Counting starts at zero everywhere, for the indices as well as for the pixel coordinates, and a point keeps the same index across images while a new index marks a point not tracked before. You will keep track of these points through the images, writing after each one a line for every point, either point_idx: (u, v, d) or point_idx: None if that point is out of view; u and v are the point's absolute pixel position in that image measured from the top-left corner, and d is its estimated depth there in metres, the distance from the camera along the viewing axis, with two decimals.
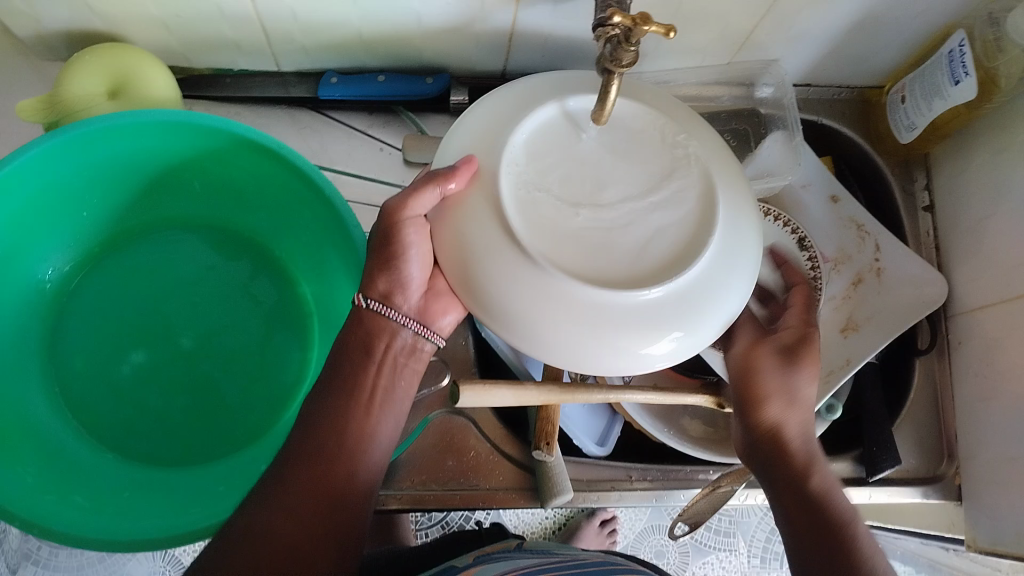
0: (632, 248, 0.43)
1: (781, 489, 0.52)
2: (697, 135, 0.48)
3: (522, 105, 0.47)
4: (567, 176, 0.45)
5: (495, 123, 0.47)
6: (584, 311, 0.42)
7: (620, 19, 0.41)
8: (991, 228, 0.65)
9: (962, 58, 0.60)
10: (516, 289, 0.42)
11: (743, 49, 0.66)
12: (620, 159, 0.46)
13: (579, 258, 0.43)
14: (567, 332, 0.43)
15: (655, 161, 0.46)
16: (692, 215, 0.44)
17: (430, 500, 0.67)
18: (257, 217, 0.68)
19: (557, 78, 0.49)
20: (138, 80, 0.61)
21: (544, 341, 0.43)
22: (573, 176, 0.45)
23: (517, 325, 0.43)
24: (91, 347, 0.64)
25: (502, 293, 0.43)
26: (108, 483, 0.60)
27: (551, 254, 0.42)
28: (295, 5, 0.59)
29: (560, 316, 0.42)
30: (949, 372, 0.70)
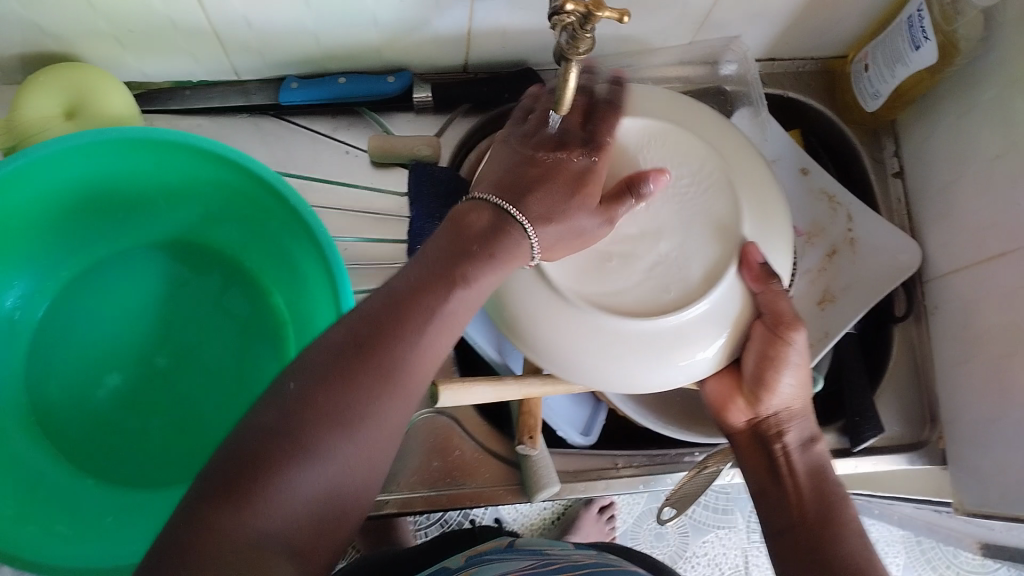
0: (651, 278, 0.49)
1: (787, 493, 0.55)
2: (722, 152, 0.52)
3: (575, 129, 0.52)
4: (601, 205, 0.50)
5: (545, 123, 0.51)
6: (600, 340, 0.48)
7: (574, 6, 0.43)
8: (960, 191, 0.65)
9: (921, 24, 0.60)
10: (546, 325, 0.49)
11: (705, 28, 0.66)
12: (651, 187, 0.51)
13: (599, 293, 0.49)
14: (586, 356, 0.49)
15: (685, 189, 0.51)
16: (710, 240, 0.50)
17: (418, 502, 0.67)
18: (225, 230, 0.67)
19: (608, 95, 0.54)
20: (98, 105, 0.60)
21: (569, 362, 0.50)
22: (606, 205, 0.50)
23: (543, 353, 0.50)
24: (66, 374, 0.63)
25: (529, 317, 0.50)
26: (88, 508, 0.60)
27: (579, 289, 0.49)
28: (248, 14, 0.58)
29: (581, 344, 0.49)
30: (927, 335, 0.70)
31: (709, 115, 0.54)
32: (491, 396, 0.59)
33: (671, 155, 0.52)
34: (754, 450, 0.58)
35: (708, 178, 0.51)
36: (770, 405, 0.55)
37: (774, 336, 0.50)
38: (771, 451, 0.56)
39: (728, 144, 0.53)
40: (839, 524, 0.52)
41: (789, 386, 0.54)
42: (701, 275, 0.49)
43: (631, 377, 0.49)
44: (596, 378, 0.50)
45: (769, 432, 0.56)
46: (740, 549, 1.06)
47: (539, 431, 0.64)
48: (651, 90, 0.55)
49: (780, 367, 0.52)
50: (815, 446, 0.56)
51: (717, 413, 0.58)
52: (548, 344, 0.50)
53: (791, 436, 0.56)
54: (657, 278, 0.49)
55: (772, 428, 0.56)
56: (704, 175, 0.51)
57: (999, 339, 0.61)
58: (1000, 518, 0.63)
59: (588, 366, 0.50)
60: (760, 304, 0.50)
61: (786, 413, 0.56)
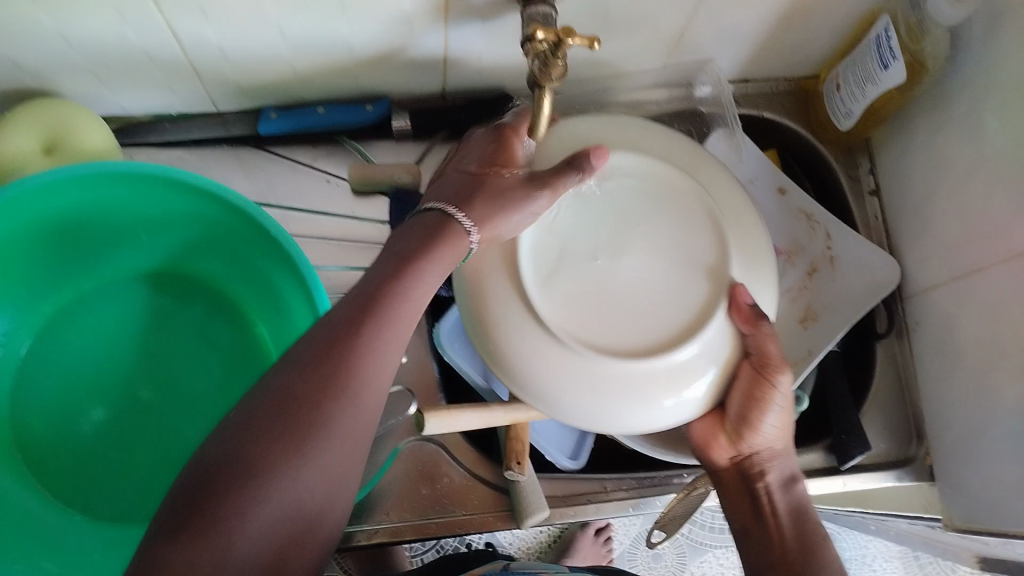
0: (640, 313, 0.47)
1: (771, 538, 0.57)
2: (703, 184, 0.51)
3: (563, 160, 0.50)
4: (587, 239, 0.48)
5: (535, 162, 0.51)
6: (587, 378, 0.47)
7: (544, 35, 0.45)
8: (935, 206, 0.66)
9: (888, 43, 0.61)
10: (531, 361, 0.47)
11: (678, 51, 0.67)
12: (636, 221, 0.49)
13: (587, 329, 0.47)
14: (571, 395, 0.47)
15: (673, 222, 0.50)
16: (701, 277, 0.49)
17: (407, 531, 0.66)
18: (209, 261, 0.67)
19: (592, 127, 0.53)
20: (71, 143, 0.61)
21: (553, 401, 0.48)
22: (591, 238, 0.48)
23: (525, 389, 0.48)
24: (49, 409, 0.62)
25: (511, 354, 0.48)
26: (71, 541, 0.59)
27: (566, 326, 0.47)
28: (224, 46, 0.58)
29: (567, 382, 0.47)
30: (909, 352, 0.70)
31: (693, 152, 0.53)
32: (476, 424, 0.59)
33: (657, 190, 0.50)
34: (736, 488, 0.59)
35: (694, 213, 0.50)
36: (754, 444, 0.56)
37: (758, 378, 0.51)
38: (752, 490, 0.58)
39: (709, 178, 0.52)
40: (823, 565, 0.54)
41: (772, 422, 0.55)
42: (692, 311, 0.48)
43: (625, 409, 0.48)
44: (586, 413, 0.48)
45: (751, 472, 0.58)
46: (738, 568, 1.05)
47: (526, 457, 0.64)
48: (628, 123, 0.54)
49: (763, 407, 0.53)
50: (797, 484, 0.58)
51: (699, 452, 0.58)
52: (533, 379, 0.48)
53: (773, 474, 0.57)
54: (646, 312, 0.47)
55: (756, 467, 0.57)
56: (688, 210, 0.50)
57: (979, 352, 0.61)
58: (988, 532, 0.63)
59: (578, 400, 0.48)
60: (748, 345, 0.50)
61: (769, 451, 0.57)
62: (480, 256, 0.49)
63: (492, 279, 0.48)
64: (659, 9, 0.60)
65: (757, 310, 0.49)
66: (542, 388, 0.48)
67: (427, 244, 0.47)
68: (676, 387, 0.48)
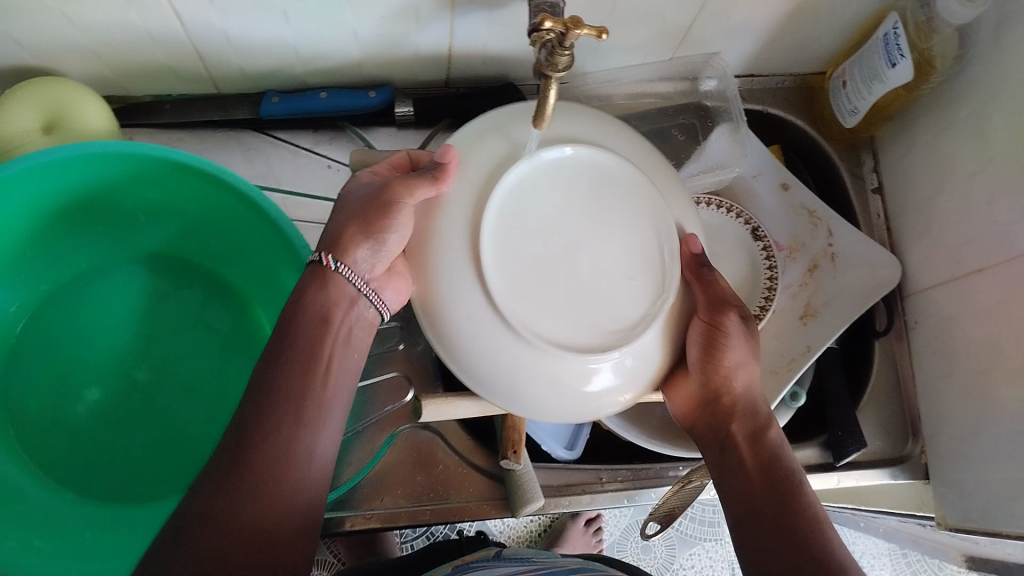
0: (577, 281, 0.45)
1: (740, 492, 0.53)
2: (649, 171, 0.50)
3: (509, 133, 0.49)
4: (529, 205, 0.46)
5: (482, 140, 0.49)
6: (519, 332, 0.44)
7: (552, 25, 0.44)
8: (938, 206, 0.66)
9: (897, 41, 0.60)
10: (466, 312, 0.45)
11: (683, 44, 0.67)
12: (579, 190, 0.47)
13: (520, 289, 0.45)
14: (503, 344, 0.45)
15: (619, 196, 0.48)
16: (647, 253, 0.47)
17: (401, 517, 0.66)
18: (208, 245, 0.67)
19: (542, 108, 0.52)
20: (72, 112, 0.60)
21: (486, 355, 0.46)
22: (533, 204, 0.46)
23: (456, 346, 0.46)
24: (43, 390, 0.62)
25: (448, 306, 0.46)
26: (68, 523, 0.59)
27: (501, 284, 0.45)
28: (228, 29, 0.58)
29: (498, 333, 0.45)
30: (908, 352, 0.70)
31: (617, 136, 0.51)
32: (472, 412, 0.59)
33: (599, 173, 0.48)
34: (708, 440, 0.56)
35: (641, 199, 0.48)
36: (719, 395, 0.54)
37: (714, 329, 0.50)
38: (721, 442, 0.55)
39: (656, 168, 0.51)
40: (792, 509, 0.50)
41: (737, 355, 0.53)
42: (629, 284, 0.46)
43: (582, 394, 0.47)
44: (545, 402, 0.47)
45: (717, 423, 0.55)
46: (726, 561, 1.06)
47: (522, 446, 0.64)
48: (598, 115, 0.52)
49: (719, 363, 0.51)
50: (767, 435, 0.54)
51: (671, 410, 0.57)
52: (483, 370, 0.46)
53: (741, 423, 0.55)
54: (601, 300, 0.46)
55: (722, 413, 0.55)
56: (633, 188, 0.48)
57: (978, 354, 0.62)
58: (981, 533, 0.63)
59: (534, 389, 0.46)
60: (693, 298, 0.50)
61: (733, 398, 0.55)
62: (438, 215, 0.47)
63: (437, 271, 0.46)
64: (667, 2, 0.59)
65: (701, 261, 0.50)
66: (494, 378, 0.46)
67: (314, 285, 0.51)
68: (628, 364, 0.47)
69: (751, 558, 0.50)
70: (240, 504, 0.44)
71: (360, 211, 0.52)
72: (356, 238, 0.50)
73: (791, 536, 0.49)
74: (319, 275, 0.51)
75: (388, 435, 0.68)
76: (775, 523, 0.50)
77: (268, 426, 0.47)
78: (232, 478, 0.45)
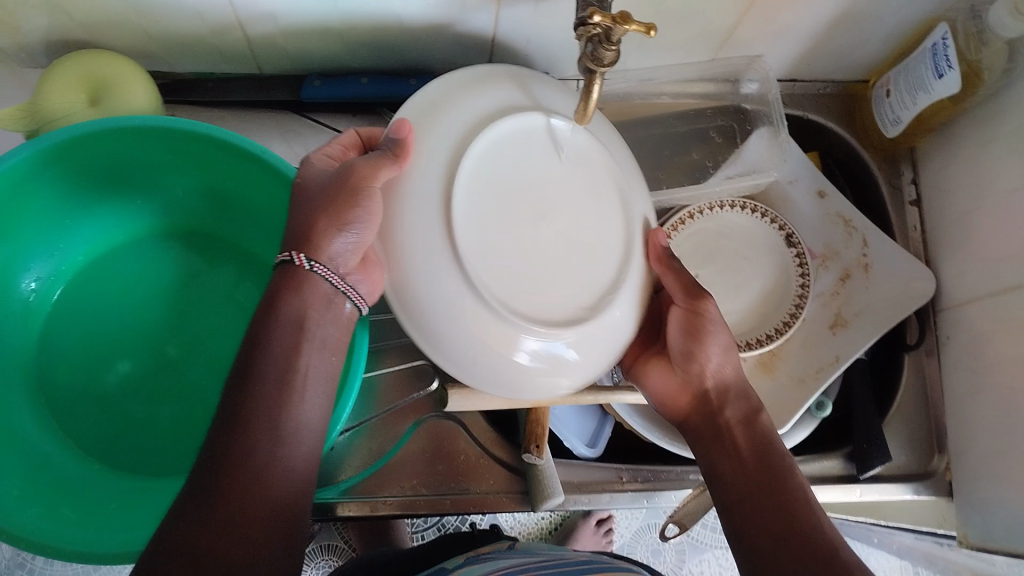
0: (540, 258, 0.46)
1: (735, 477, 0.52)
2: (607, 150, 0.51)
3: (466, 96, 0.48)
4: (496, 179, 0.46)
5: (444, 106, 0.47)
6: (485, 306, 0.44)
7: (600, 19, 0.44)
8: (977, 221, 0.65)
9: (945, 52, 0.60)
10: (433, 288, 0.44)
11: (727, 46, 0.66)
12: (544, 169, 0.48)
13: (487, 263, 0.44)
14: (468, 318, 0.44)
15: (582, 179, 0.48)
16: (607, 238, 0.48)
17: (421, 505, 0.66)
18: (244, 224, 0.67)
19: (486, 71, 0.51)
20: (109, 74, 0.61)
21: (453, 332, 0.45)
22: (500, 178, 0.46)
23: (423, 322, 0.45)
24: (76, 359, 0.63)
25: (418, 280, 0.45)
26: (92, 494, 0.59)
27: (470, 257, 0.44)
28: (276, 10, 0.58)
29: (466, 309, 0.44)
30: (938, 367, 0.70)
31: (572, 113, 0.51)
32: (497, 404, 0.59)
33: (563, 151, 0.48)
34: (700, 428, 0.56)
35: (602, 183, 0.49)
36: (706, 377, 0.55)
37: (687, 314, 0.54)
38: (715, 425, 0.55)
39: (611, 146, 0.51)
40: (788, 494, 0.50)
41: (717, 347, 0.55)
42: (591, 269, 0.47)
43: (539, 373, 0.47)
44: (512, 381, 0.47)
45: (711, 408, 0.55)
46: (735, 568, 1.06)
47: (545, 440, 0.64)
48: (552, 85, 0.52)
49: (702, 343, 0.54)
50: (760, 420, 0.54)
51: (658, 402, 0.58)
52: (452, 348, 0.45)
53: (733, 407, 0.55)
54: (567, 278, 0.46)
55: (715, 400, 0.55)
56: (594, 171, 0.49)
57: (1010, 372, 0.61)
58: (1003, 553, 0.63)
59: (501, 368, 0.46)
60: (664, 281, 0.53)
61: (721, 382, 0.55)
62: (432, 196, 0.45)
63: (403, 249, 0.45)
64: (716, 2, 0.59)
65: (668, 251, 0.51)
66: (463, 356, 0.45)
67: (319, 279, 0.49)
68: (595, 344, 0.47)
69: (743, 535, 0.50)
70: (246, 492, 0.43)
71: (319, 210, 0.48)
72: (329, 232, 0.47)
73: (787, 512, 0.49)
74: (291, 274, 0.48)
75: (412, 423, 0.68)
76: (771, 507, 0.49)
77: (298, 405, 0.47)
78: (236, 459, 0.44)
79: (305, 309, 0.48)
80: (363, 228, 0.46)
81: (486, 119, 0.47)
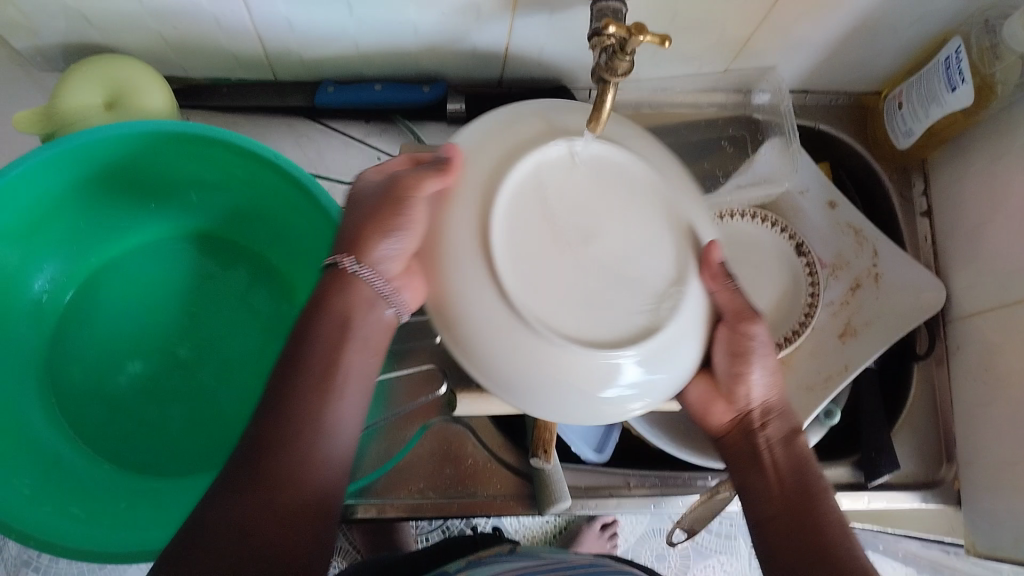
0: (592, 280, 0.43)
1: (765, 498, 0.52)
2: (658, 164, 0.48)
3: (504, 129, 0.46)
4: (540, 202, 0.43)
5: (485, 142, 0.46)
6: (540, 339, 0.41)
7: (616, 29, 0.45)
8: (989, 233, 0.65)
9: (959, 65, 0.60)
10: (485, 322, 0.42)
11: (740, 56, 0.67)
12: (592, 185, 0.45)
13: (536, 294, 0.42)
14: (525, 352, 0.42)
15: (634, 194, 0.45)
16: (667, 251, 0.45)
17: (428, 508, 0.67)
18: (255, 228, 0.68)
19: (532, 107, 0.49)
20: (126, 74, 0.61)
21: (512, 367, 0.42)
22: (545, 202, 0.43)
23: (476, 359, 0.43)
24: (88, 360, 0.63)
25: (470, 317, 0.42)
26: (104, 493, 0.60)
27: (518, 286, 0.41)
28: (292, 17, 0.58)
29: (522, 343, 0.41)
30: (948, 377, 0.70)
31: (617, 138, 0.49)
32: (506, 410, 0.59)
33: (610, 165, 0.46)
34: (739, 449, 0.55)
35: (653, 194, 0.46)
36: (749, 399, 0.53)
37: (735, 336, 0.48)
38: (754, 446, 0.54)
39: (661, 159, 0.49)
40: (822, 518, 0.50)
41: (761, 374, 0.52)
42: (649, 291, 0.43)
43: (611, 399, 0.43)
44: (563, 405, 0.43)
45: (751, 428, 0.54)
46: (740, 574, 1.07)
47: (552, 446, 0.64)
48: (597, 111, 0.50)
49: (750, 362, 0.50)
50: (798, 442, 0.54)
51: (698, 417, 0.55)
52: (508, 375, 0.42)
53: (773, 427, 0.54)
54: (625, 296, 0.43)
55: (755, 421, 0.54)
56: (644, 184, 0.46)
57: (1021, 385, 0.61)
58: (1010, 563, 0.63)
59: (549, 390, 0.43)
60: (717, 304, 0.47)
61: (765, 406, 0.54)
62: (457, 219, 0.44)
63: (450, 285, 0.43)
64: (731, 13, 0.59)
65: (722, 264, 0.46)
66: (523, 384, 0.43)
67: (340, 295, 0.48)
68: (653, 362, 0.43)
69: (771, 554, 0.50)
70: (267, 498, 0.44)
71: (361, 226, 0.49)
72: (372, 237, 0.47)
73: (819, 538, 0.49)
74: (338, 278, 0.49)
75: (417, 427, 0.68)
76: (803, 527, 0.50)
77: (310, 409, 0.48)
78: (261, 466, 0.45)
79: (346, 317, 0.48)
80: (404, 236, 0.46)
81: (522, 143, 0.45)
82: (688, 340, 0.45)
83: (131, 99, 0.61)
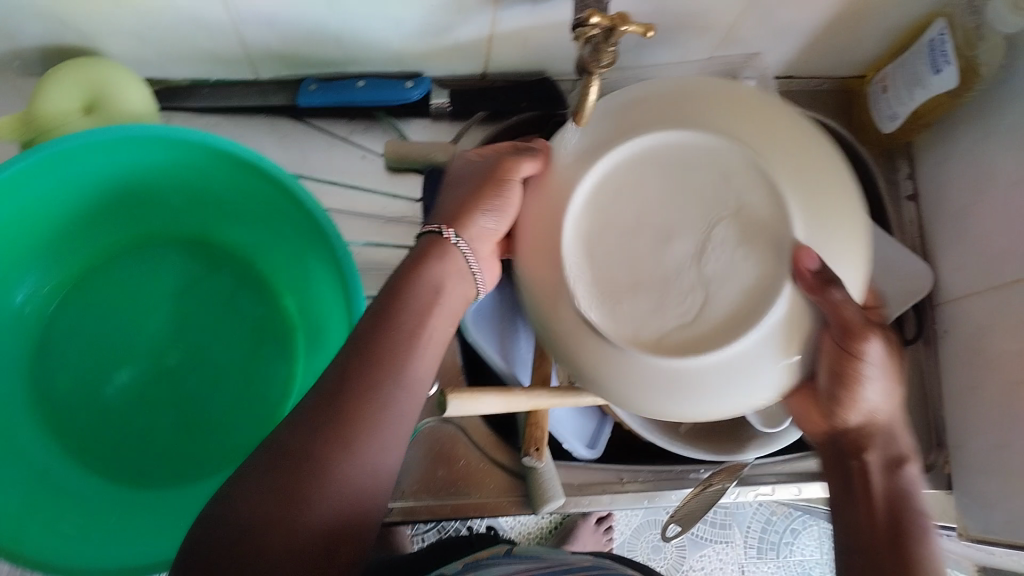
0: (678, 296, 0.42)
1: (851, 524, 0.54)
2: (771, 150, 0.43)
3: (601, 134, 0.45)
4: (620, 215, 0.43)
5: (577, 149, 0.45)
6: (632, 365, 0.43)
7: (599, 20, 0.47)
8: (975, 215, 0.65)
9: (943, 47, 0.60)
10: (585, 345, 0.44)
11: (724, 44, 0.67)
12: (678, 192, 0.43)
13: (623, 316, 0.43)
14: (626, 372, 0.43)
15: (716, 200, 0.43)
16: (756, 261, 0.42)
17: (421, 511, 0.67)
18: (239, 230, 0.67)
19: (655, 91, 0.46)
20: (116, 71, 0.61)
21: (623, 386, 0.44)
22: (626, 217, 0.43)
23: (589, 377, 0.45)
24: (75, 370, 0.63)
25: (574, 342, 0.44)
26: (94, 505, 0.59)
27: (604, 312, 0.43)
28: (272, 15, 0.58)
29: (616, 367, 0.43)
30: (937, 360, 0.70)
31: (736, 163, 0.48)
32: (496, 406, 0.59)
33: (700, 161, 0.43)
34: (831, 463, 0.56)
35: (745, 187, 0.42)
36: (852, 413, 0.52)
37: (848, 351, 0.45)
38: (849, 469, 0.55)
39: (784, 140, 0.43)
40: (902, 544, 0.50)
41: (873, 393, 0.51)
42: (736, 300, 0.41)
43: (726, 399, 0.43)
44: (663, 407, 0.44)
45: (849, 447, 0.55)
46: (736, 563, 1.08)
47: (545, 444, 0.64)
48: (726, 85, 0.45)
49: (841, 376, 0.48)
50: (902, 469, 0.54)
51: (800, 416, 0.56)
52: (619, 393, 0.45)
53: (876, 452, 0.54)
54: (713, 308, 0.42)
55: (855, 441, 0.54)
56: (742, 180, 0.43)
57: (1011, 365, 0.61)
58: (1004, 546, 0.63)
59: (643, 392, 0.43)
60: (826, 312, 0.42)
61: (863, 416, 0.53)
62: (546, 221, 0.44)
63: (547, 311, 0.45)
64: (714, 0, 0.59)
65: (831, 276, 0.41)
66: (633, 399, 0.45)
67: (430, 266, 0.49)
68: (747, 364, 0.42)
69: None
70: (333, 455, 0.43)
71: (458, 207, 0.50)
72: (471, 207, 0.49)
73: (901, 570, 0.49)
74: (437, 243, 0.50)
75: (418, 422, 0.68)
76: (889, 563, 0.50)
77: None
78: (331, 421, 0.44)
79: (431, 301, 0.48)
80: (499, 214, 0.48)
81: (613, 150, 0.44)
82: (784, 345, 0.42)
83: (112, 97, 0.60)
